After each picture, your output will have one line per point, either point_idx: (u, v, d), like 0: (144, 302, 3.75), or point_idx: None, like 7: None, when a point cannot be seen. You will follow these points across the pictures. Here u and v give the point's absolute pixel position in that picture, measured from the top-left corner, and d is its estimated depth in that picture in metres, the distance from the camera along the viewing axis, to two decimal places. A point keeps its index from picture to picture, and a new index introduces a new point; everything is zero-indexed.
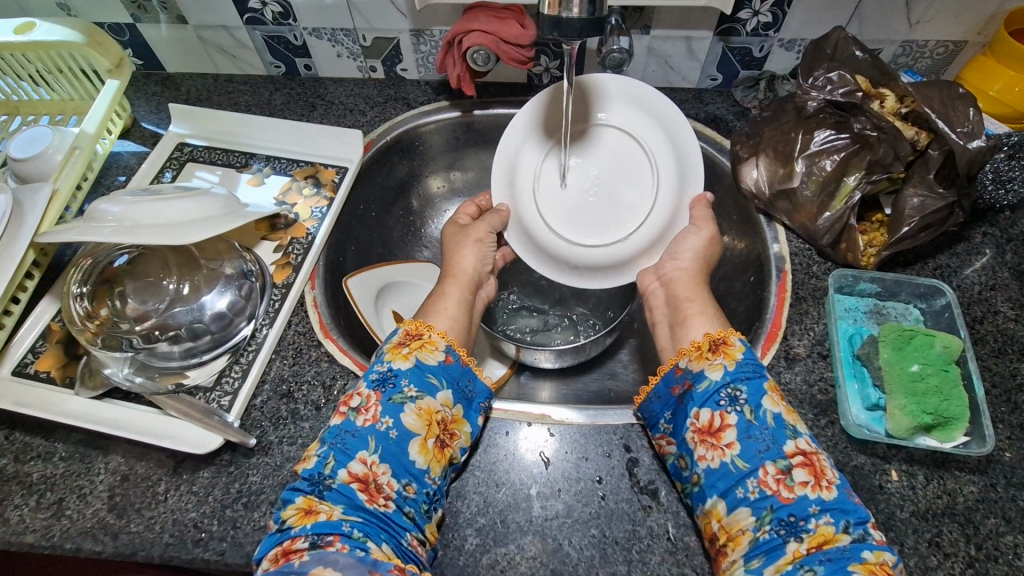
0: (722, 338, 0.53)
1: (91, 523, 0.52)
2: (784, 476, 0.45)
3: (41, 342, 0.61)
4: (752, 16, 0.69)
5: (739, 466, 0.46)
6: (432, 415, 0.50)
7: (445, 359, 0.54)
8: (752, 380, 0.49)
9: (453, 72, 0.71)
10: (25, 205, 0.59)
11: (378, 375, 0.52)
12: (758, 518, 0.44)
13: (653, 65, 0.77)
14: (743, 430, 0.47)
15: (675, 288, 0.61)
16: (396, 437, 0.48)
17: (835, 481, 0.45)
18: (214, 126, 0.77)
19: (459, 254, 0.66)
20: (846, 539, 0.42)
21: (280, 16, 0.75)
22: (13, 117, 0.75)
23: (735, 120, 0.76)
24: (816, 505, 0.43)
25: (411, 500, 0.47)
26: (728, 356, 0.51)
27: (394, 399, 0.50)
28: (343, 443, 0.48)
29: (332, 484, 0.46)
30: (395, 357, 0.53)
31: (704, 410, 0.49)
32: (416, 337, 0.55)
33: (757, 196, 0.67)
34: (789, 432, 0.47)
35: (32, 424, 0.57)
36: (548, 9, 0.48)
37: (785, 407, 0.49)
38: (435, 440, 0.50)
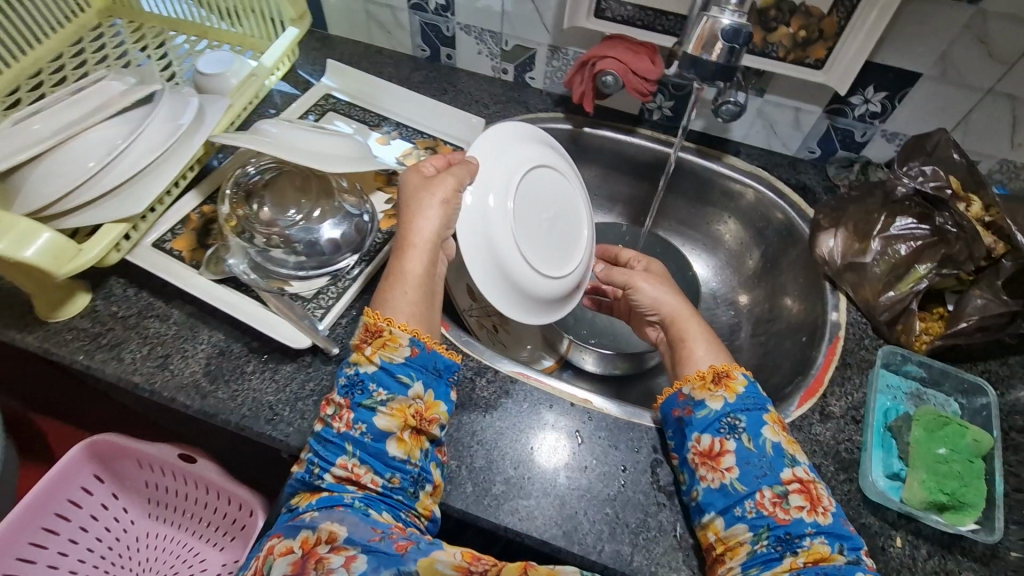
0: (726, 371, 0.56)
1: (188, 380, 0.61)
2: (780, 500, 0.49)
3: (179, 227, 0.71)
4: (862, 103, 0.75)
5: (738, 488, 0.50)
6: (404, 412, 0.52)
7: (411, 352, 0.54)
8: (752, 412, 0.53)
9: (578, 88, 0.78)
10: (207, 109, 0.69)
11: (347, 381, 0.53)
12: (754, 533, 0.48)
13: (757, 126, 0.83)
14: (743, 456, 0.51)
15: (674, 324, 0.65)
16: (370, 440, 0.51)
17: (830, 508, 0.49)
18: (359, 86, 0.88)
19: (417, 220, 0.58)
20: (840, 560, 0.46)
21: (440, 8, 0.87)
22: (201, 40, 0.87)
23: (822, 193, 0.81)
24: (811, 527, 0.48)
25: (396, 488, 0.51)
26: (730, 388, 0.55)
27: (364, 405, 0.52)
28: (323, 452, 0.52)
29: (322, 483, 0.51)
30: (361, 361, 0.53)
31: (705, 436, 0.53)
32: (377, 334, 0.54)
33: (828, 263, 0.70)
34: (786, 460, 0.51)
35: (157, 289, 0.67)
36: (691, 49, 0.57)
37: (785, 438, 0.53)
38: (409, 432, 0.52)
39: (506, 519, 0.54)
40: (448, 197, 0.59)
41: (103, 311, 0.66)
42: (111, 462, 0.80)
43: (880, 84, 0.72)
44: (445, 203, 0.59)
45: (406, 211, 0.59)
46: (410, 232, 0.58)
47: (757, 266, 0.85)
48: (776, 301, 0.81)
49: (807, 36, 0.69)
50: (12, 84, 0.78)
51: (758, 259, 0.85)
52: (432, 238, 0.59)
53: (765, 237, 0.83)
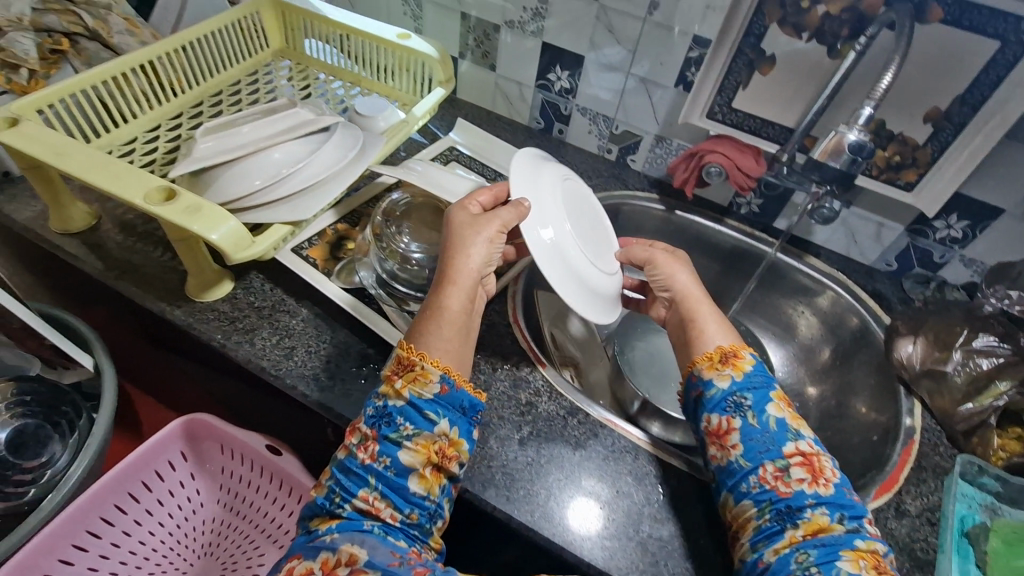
0: (733, 351, 0.62)
1: (310, 372, 0.67)
2: (782, 474, 0.53)
3: (315, 238, 0.80)
4: (944, 228, 0.81)
5: (743, 464, 0.55)
6: (429, 448, 0.55)
7: (441, 389, 0.57)
8: (758, 390, 0.58)
9: (681, 175, 0.87)
10: (367, 146, 0.79)
11: (375, 413, 0.56)
12: (759, 508, 0.52)
13: (840, 233, 0.89)
14: (747, 433, 0.56)
15: (686, 303, 0.69)
16: (394, 474, 0.54)
17: (832, 480, 0.53)
18: (481, 144, 0.99)
19: (460, 260, 0.62)
20: (840, 529, 0.50)
21: (564, 90, 0.99)
22: (355, 87, 1.02)
23: (898, 303, 0.85)
24: (812, 499, 0.51)
25: (413, 524, 0.54)
26: (737, 367, 0.60)
27: (390, 438, 0.54)
28: (346, 481, 0.55)
29: (343, 511, 0.53)
30: (391, 394, 0.56)
31: (714, 415, 0.58)
32: (410, 367, 0.57)
33: (905, 367, 0.74)
34: (790, 435, 0.55)
35: (291, 289, 0.76)
36: (816, 155, 0.68)
37: (789, 415, 0.58)
38: (431, 469, 0.55)
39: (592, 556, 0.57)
40: (493, 237, 0.62)
41: (242, 299, 0.74)
42: (198, 443, 0.90)
43: (964, 213, 0.78)
44: (489, 241, 0.63)
45: (452, 249, 0.63)
46: (453, 270, 0.62)
47: (828, 362, 0.89)
48: (846, 398, 0.84)
49: (900, 161, 0.77)
50: (197, 99, 0.93)
51: (829, 357, 0.89)
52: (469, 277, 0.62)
53: (838, 336, 0.88)
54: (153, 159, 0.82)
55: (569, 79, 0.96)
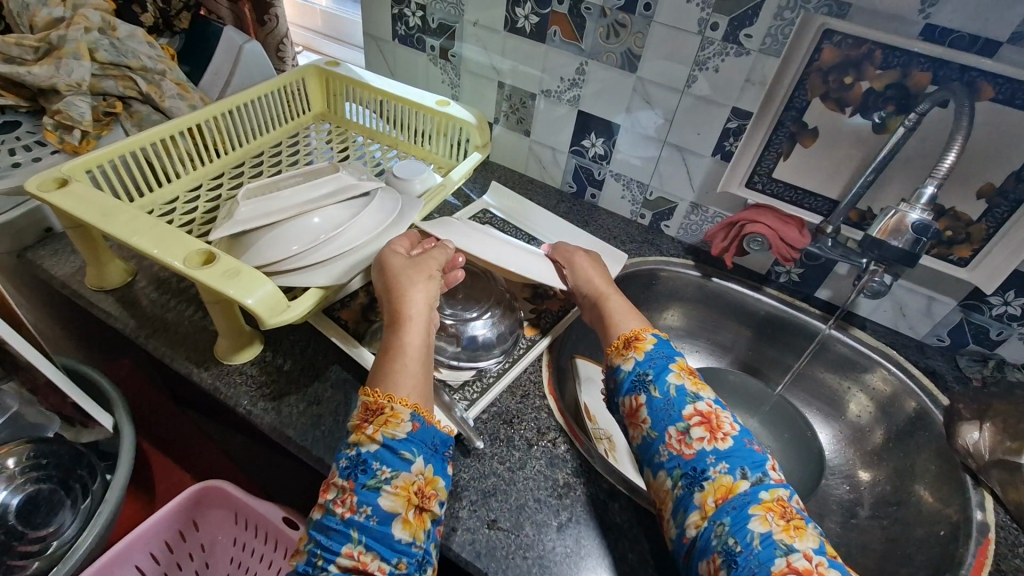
0: (635, 336, 0.66)
1: (337, 444, 0.65)
2: (684, 437, 0.56)
3: (347, 300, 0.80)
4: (1001, 304, 0.77)
5: (652, 436, 0.58)
6: (409, 488, 0.52)
7: (412, 427, 0.55)
8: (658, 364, 0.62)
9: (720, 244, 0.85)
10: (402, 211, 0.80)
11: (349, 462, 0.53)
12: (672, 477, 0.55)
13: (886, 306, 0.86)
14: (653, 405, 0.59)
15: (599, 302, 0.73)
16: (376, 522, 0.50)
17: (730, 433, 0.56)
18: (514, 207, 0.99)
19: (404, 299, 0.64)
20: (744, 484, 0.51)
21: (598, 156, 0.99)
22: (392, 150, 1.04)
23: (954, 382, 0.81)
24: (712, 456, 0.54)
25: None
26: (639, 349, 0.64)
27: (368, 485, 0.52)
28: (326, 541, 0.51)
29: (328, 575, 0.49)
30: (363, 440, 0.54)
31: (626, 398, 0.62)
32: (378, 412, 0.56)
33: (971, 456, 0.69)
34: (687, 399, 0.58)
35: (321, 351, 0.75)
36: (876, 233, 0.66)
37: (689, 381, 0.60)
38: (415, 512, 0.52)
39: None
40: (431, 276, 0.67)
41: (271, 362, 0.73)
42: (204, 510, 0.88)
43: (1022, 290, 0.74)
44: (428, 279, 0.67)
45: (398, 294, 0.65)
46: (402, 308, 0.64)
47: (880, 443, 0.83)
48: (903, 485, 0.78)
49: (952, 236, 0.74)
50: (238, 160, 0.95)
51: (881, 437, 0.83)
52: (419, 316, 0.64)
53: (890, 415, 0.83)
54: (192, 219, 0.83)
55: (604, 146, 0.97)
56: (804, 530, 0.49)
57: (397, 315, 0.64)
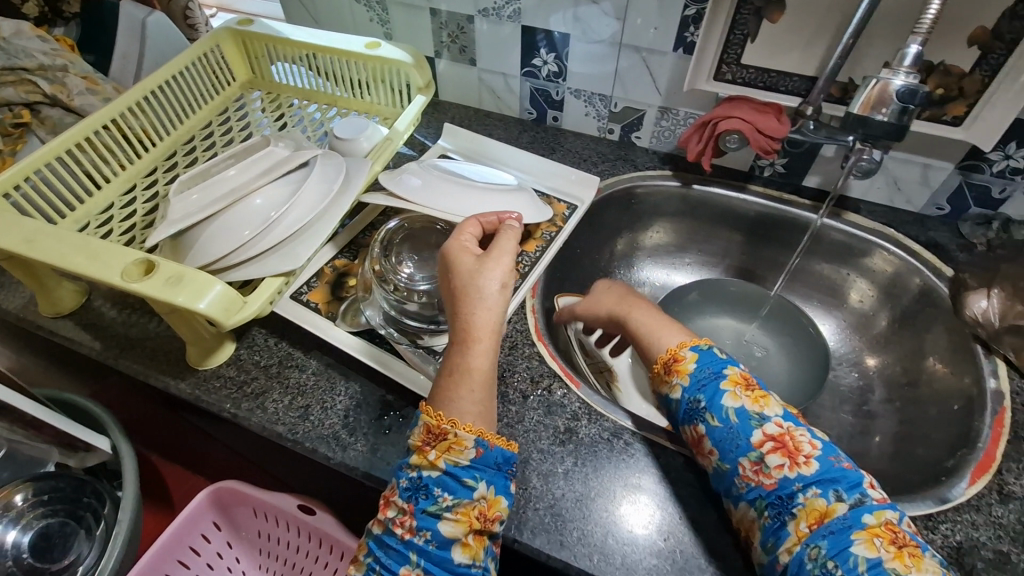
0: (674, 356, 0.60)
1: (328, 432, 0.62)
2: (760, 466, 0.51)
3: (314, 280, 0.74)
4: (1002, 159, 0.71)
5: (723, 468, 0.53)
6: (469, 517, 0.49)
7: (476, 454, 0.51)
8: (708, 387, 0.56)
9: (695, 147, 0.79)
10: (352, 173, 0.73)
11: (408, 484, 0.51)
12: (756, 508, 0.50)
13: (880, 183, 0.80)
14: (715, 436, 0.54)
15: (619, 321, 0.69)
16: (435, 547, 0.49)
17: (812, 454, 0.50)
18: (472, 146, 0.92)
19: (470, 312, 0.55)
20: (842, 509, 0.47)
21: (553, 74, 0.91)
22: (332, 108, 0.96)
23: (959, 251, 0.76)
24: (799, 483, 0.49)
25: None
26: (682, 372, 0.58)
27: (428, 511, 0.49)
28: (386, 557, 0.50)
29: None
30: (423, 464, 0.51)
31: (685, 427, 0.57)
32: (440, 437, 0.51)
33: (981, 326, 0.66)
34: (754, 423, 0.53)
35: (296, 340, 0.70)
36: (857, 111, 0.59)
37: (749, 399, 0.54)
38: (473, 535, 0.50)
39: None
40: (507, 279, 0.57)
41: (247, 360, 0.69)
42: (229, 510, 0.88)
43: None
44: (503, 289, 0.56)
45: (465, 308, 0.56)
46: (471, 326, 0.55)
47: (886, 326, 0.80)
48: (914, 365, 0.75)
49: (944, 95, 0.68)
50: (170, 150, 0.87)
51: (887, 320, 0.80)
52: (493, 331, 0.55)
53: (895, 296, 0.79)
54: (132, 225, 0.77)
55: (557, 62, 0.88)
56: (921, 558, 0.44)
57: (470, 328, 0.55)
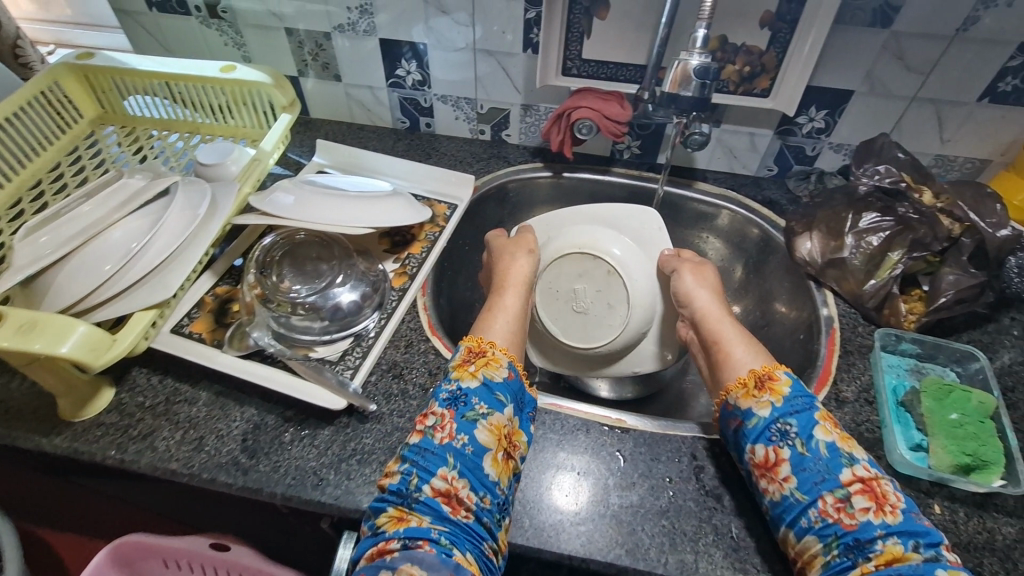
0: (768, 373, 0.57)
1: (226, 459, 0.59)
2: (844, 504, 0.48)
3: (195, 310, 0.71)
4: (807, 121, 0.83)
5: (799, 497, 0.50)
6: (501, 430, 0.56)
7: (508, 375, 0.61)
8: (802, 413, 0.53)
9: (556, 138, 0.86)
10: (218, 198, 0.71)
11: (448, 396, 0.58)
12: (825, 544, 0.47)
13: (719, 153, 0.91)
14: (797, 463, 0.51)
15: (707, 324, 0.67)
16: (471, 452, 0.54)
17: (898, 505, 0.48)
18: (348, 160, 0.93)
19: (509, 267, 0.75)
20: (917, 558, 0.44)
21: (418, 83, 0.94)
22: (195, 136, 0.93)
23: (788, 204, 0.88)
24: (880, 529, 0.46)
25: (486, 511, 0.52)
26: (775, 392, 0.55)
27: (467, 417, 0.56)
28: (422, 462, 0.53)
29: (419, 497, 0.51)
30: (463, 376, 0.59)
31: (759, 446, 0.54)
32: (480, 354, 0.62)
33: (809, 263, 0.77)
34: (844, 460, 0.50)
35: (182, 373, 0.66)
36: (668, 88, 0.67)
37: (838, 436, 0.52)
38: (502, 455, 0.56)
39: (566, 547, 0.55)
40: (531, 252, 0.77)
41: (129, 403, 0.64)
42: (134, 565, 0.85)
43: (820, 103, 0.81)
44: (529, 253, 0.77)
45: (503, 263, 0.76)
46: (507, 278, 0.74)
47: (743, 277, 0.91)
48: (768, 307, 0.86)
49: (751, 71, 0.78)
50: (11, 198, 0.79)
51: (742, 271, 0.91)
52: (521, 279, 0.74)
53: (746, 250, 0.90)
54: None
55: (420, 71, 0.92)
56: None
57: (507, 279, 0.74)
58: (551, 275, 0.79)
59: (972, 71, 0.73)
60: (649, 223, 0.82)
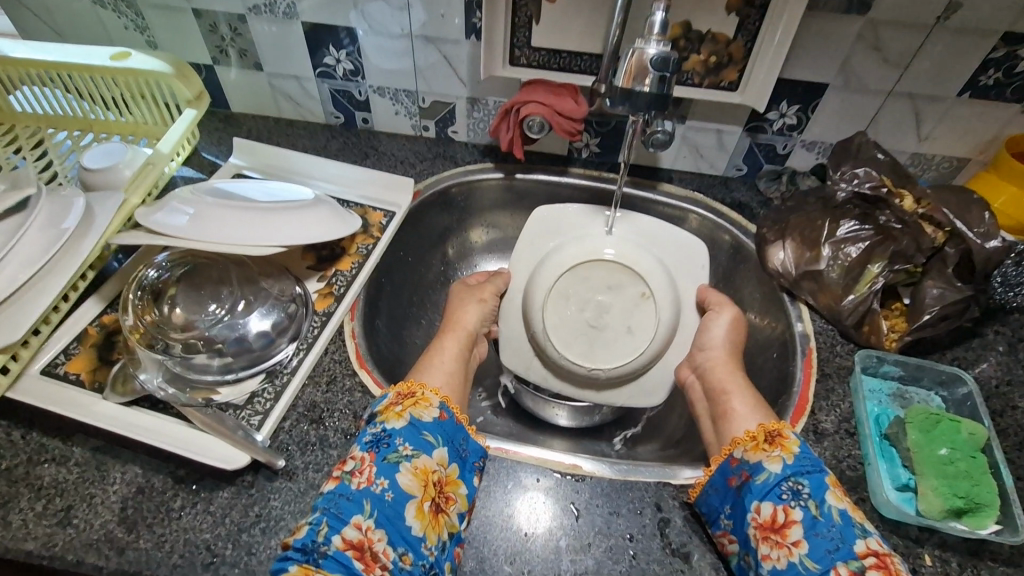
0: (777, 430, 0.52)
1: (98, 535, 0.49)
2: None
3: (75, 345, 0.60)
4: (779, 117, 0.76)
5: (809, 567, 0.44)
6: (428, 474, 0.48)
7: (440, 416, 0.52)
8: (813, 474, 0.48)
9: (506, 136, 0.76)
10: (95, 209, 0.60)
11: (371, 437, 0.49)
12: None
13: (685, 151, 0.83)
14: (810, 527, 0.45)
15: (712, 372, 0.64)
16: (392, 499, 0.45)
17: None
18: (270, 160, 0.81)
19: (461, 309, 0.69)
20: None
21: (349, 73, 0.83)
22: (85, 134, 0.79)
23: (759, 207, 0.81)
24: None
25: (406, 573, 0.43)
26: (786, 449, 0.50)
27: (389, 459, 0.47)
28: (335, 508, 0.44)
29: (326, 552, 0.42)
30: (388, 417, 0.50)
31: (765, 504, 0.48)
32: (409, 395, 0.53)
33: (782, 275, 0.70)
34: (858, 530, 0.45)
35: (52, 425, 0.56)
36: (622, 84, 0.58)
37: (850, 504, 0.47)
38: (431, 504, 0.47)
39: None
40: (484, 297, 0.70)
41: None
42: None
43: (793, 98, 0.74)
44: (483, 302, 0.70)
45: (454, 306, 0.70)
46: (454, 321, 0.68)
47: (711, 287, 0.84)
48: None
49: (718, 61, 0.70)
50: None
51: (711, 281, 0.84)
52: (467, 322, 0.68)
53: (714, 258, 0.83)
54: None
55: (350, 59, 0.81)
56: None
57: (451, 321, 0.68)
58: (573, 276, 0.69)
59: (955, 63, 0.66)
60: (692, 259, 0.71)
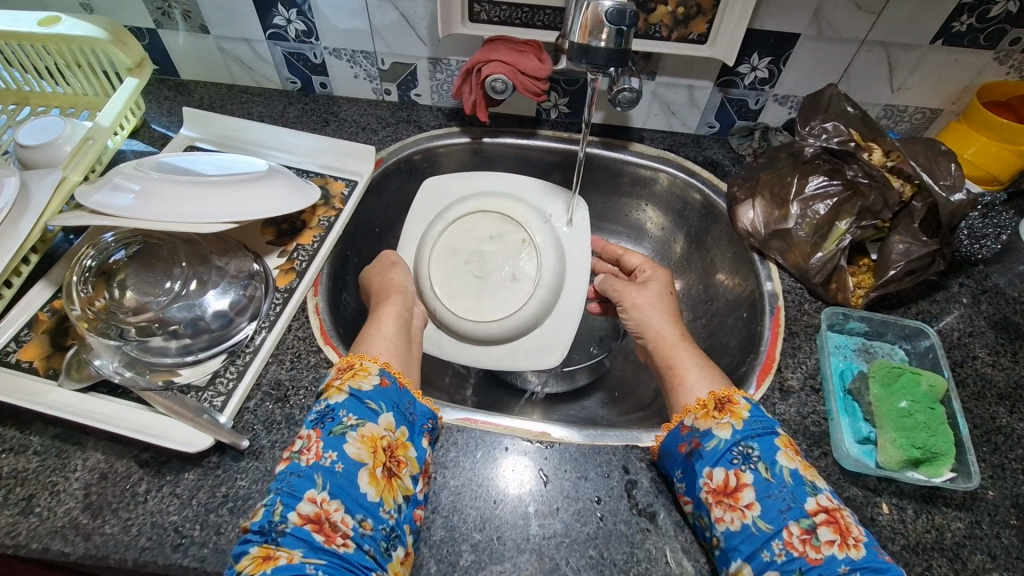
0: (727, 398, 0.52)
1: (61, 522, 0.48)
2: (809, 536, 0.43)
3: (26, 331, 0.58)
4: (750, 71, 0.74)
5: (762, 528, 0.44)
6: (377, 441, 0.47)
7: (381, 382, 0.51)
8: (763, 437, 0.49)
9: (469, 98, 0.73)
10: (31, 190, 0.58)
11: (316, 415, 0.49)
12: None
13: (655, 109, 0.81)
14: (762, 489, 0.46)
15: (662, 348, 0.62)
16: (343, 470, 0.45)
17: (862, 539, 0.43)
18: (224, 131, 0.78)
19: (388, 277, 0.67)
20: None
21: (302, 34, 0.78)
22: (21, 107, 0.75)
23: (731, 165, 0.80)
24: (846, 565, 0.41)
25: (369, 538, 0.43)
26: (735, 415, 0.50)
27: (334, 432, 0.47)
28: (287, 486, 0.44)
29: (285, 528, 0.41)
30: (331, 393, 0.50)
31: (717, 470, 0.48)
32: (346, 368, 0.52)
33: (753, 235, 0.70)
34: (808, 489, 0.46)
35: (7, 414, 0.54)
36: (578, 39, 0.55)
37: (801, 463, 0.48)
38: (383, 469, 0.46)
39: None
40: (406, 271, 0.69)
41: None
42: None
43: (764, 50, 0.71)
44: (394, 266, 0.69)
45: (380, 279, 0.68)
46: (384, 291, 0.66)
47: (684, 248, 0.83)
48: (709, 281, 0.79)
49: (685, 12, 0.68)
50: None
51: (683, 242, 0.83)
52: (401, 286, 0.66)
53: (686, 219, 0.82)
54: None
55: (302, 19, 0.76)
56: None
57: (385, 290, 0.66)
58: (458, 229, 0.73)
59: (927, 9, 0.64)
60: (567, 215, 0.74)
